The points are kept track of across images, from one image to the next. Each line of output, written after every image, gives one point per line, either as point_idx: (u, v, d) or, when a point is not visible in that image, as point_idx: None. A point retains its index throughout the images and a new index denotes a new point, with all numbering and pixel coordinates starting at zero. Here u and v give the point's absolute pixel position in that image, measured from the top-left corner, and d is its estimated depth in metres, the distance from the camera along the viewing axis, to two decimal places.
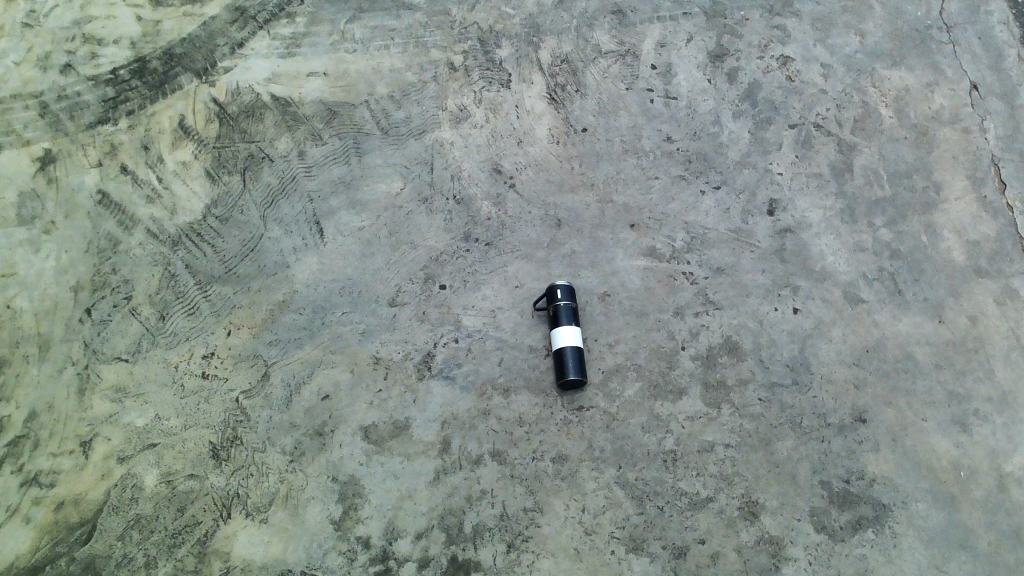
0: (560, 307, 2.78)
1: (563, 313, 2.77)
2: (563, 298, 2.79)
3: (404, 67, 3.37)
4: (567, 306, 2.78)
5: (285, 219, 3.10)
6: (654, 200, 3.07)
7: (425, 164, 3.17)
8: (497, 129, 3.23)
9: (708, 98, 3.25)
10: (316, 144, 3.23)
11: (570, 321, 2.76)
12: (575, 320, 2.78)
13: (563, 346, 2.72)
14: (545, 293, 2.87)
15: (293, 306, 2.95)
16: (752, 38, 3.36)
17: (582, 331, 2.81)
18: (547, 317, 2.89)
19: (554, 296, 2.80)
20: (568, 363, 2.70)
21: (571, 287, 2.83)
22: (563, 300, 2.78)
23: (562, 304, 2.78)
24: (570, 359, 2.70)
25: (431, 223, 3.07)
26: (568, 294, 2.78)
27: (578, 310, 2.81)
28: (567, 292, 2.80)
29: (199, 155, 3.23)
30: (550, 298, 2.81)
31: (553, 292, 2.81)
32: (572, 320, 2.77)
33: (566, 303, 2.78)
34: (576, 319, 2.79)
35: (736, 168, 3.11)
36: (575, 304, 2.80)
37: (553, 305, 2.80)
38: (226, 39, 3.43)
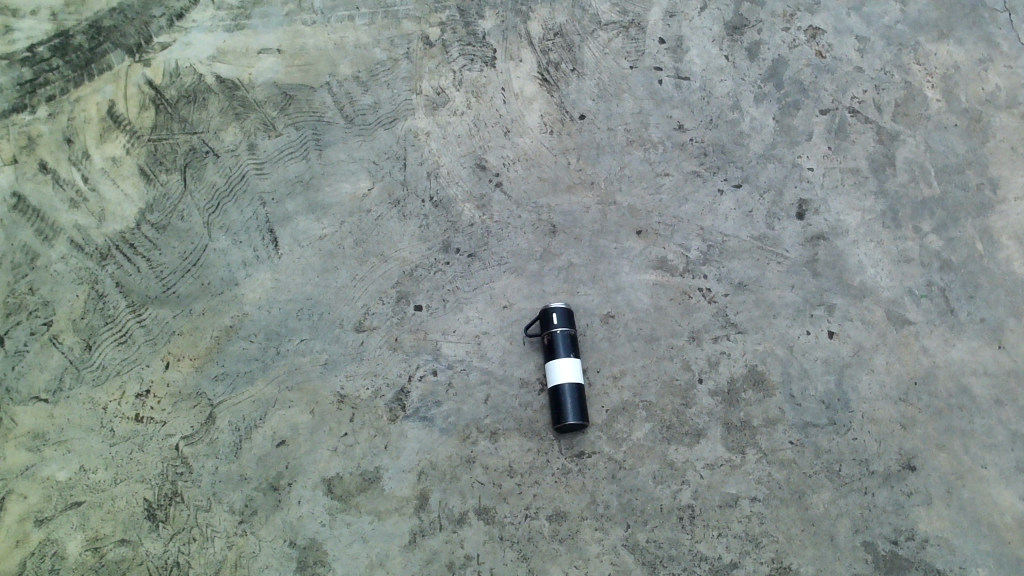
0: (557, 337, 2.36)
1: (560, 342, 2.36)
2: (559, 325, 2.37)
3: (370, 42, 2.88)
4: (565, 335, 2.37)
5: (232, 226, 2.64)
6: (664, 201, 2.63)
7: (397, 159, 2.72)
8: (480, 117, 2.76)
9: (726, 78, 2.78)
10: (269, 135, 2.75)
11: (568, 354, 2.35)
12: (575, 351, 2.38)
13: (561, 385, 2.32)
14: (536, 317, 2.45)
15: (242, 332, 2.52)
16: (777, 5, 2.87)
17: (582, 362, 2.40)
18: (538, 345, 2.47)
19: (548, 322, 2.38)
20: (566, 404, 2.30)
21: (569, 310, 2.41)
22: (560, 328, 2.37)
23: (558, 334, 2.37)
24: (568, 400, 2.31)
25: (403, 230, 2.62)
26: (565, 321, 2.37)
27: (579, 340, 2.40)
28: (564, 317, 2.39)
29: (132, 149, 2.75)
30: (543, 325, 2.40)
31: (547, 318, 2.39)
32: (570, 351, 2.36)
33: (563, 331, 2.37)
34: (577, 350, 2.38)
35: (760, 163, 2.66)
36: (573, 333, 2.39)
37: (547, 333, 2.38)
38: (163, 8, 2.92)
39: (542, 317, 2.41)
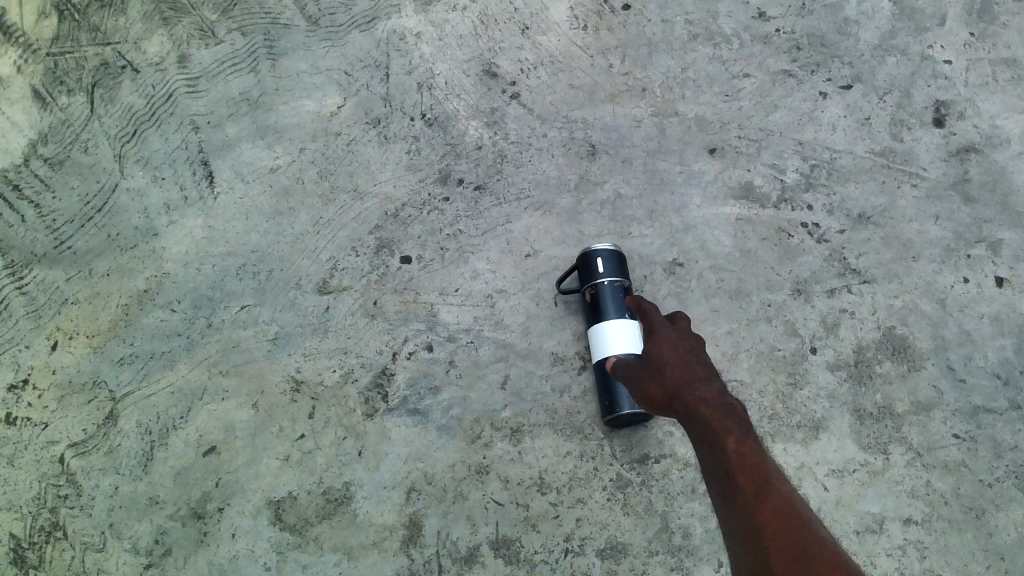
0: (603, 291, 1.62)
1: (608, 298, 1.61)
2: (606, 275, 1.63)
3: None
4: (615, 288, 1.63)
5: (153, 159, 1.93)
6: (745, 109, 1.90)
7: (377, 68, 2.00)
8: (488, 12, 2.04)
9: None
10: (206, 44, 2.04)
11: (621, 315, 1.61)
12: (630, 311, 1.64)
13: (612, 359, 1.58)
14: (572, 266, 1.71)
15: (160, 299, 1.79)
16: None
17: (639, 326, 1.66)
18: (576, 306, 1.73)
19: (589, 271, 1.65)
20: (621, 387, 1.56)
21: (619, 254, 1.67)
22: (607, 278, 1.63)
23: (605, 287, 1.63)
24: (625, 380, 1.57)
25: (386, 157, 1.90)
26: (615, 267, 1.63)
27: (635, 296, 1.66)
28: (612, 263, 1.65)
29: (24, 66, 2.03)
30: (583, 276, 1.66)
31: (589, 265, 1.65)
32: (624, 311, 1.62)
33: (612, 282, 1.63)
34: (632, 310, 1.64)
35: (876, 57, 1.93)
36: (627, 285, 1.65)
37: (590, 287, 1.64)
38: None
39: (580, 266, 1.68)
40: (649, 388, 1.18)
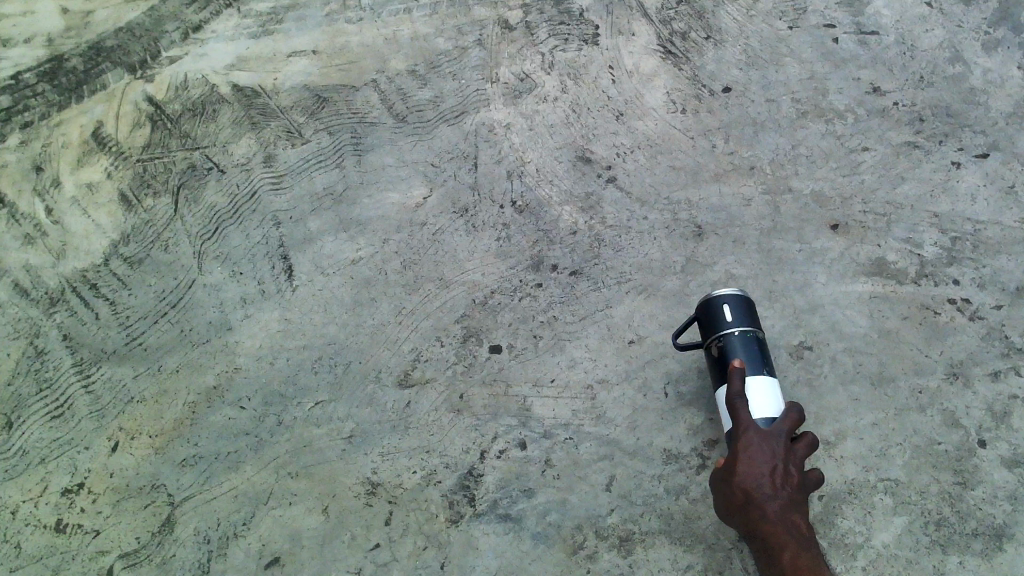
0: (732, 344, 1.41)
1: (735, 352, 1.40)
2: (734, 323, 1.43)
3: (431, 33, 2.18)
4: (746, 338, 1.42)
5: (232, 255, 1.85)
6: (868, 182, 1.72)
7: (465, 159, 1.91)
8: (580, 101, 1.97)
9: (935, 28, 1.93)
10: (292, 144, 2.02)
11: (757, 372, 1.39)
12: (766, 364, 1.41)
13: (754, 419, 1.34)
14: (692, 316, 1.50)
15: (229, 396, 1.65)
16: None
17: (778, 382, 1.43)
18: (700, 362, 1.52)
19: (714, 322, 1.44)
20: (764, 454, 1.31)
21: (748, 301, 1.46)
22: (736, 328, 1.42)
23: (735, 339, 1.41)
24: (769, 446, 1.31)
25: (473, 246, 1.77)
26: (745, 314, 1.42)
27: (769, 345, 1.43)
28: (740, 309, 1.44)
29: (114, 172, 2.05)
30: (707, 329, 1.45)
31: (714, 313, 1.45)
32: (759, 364, 1.40)
33: (743, 331, 1.42)
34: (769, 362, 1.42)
35: (1012, 125, 1.75)
36: (759, 333, 1.43)
37: (716, 341, 1.44)
38: (178, 22, 2.36)
39: (702, 317, 1.47)
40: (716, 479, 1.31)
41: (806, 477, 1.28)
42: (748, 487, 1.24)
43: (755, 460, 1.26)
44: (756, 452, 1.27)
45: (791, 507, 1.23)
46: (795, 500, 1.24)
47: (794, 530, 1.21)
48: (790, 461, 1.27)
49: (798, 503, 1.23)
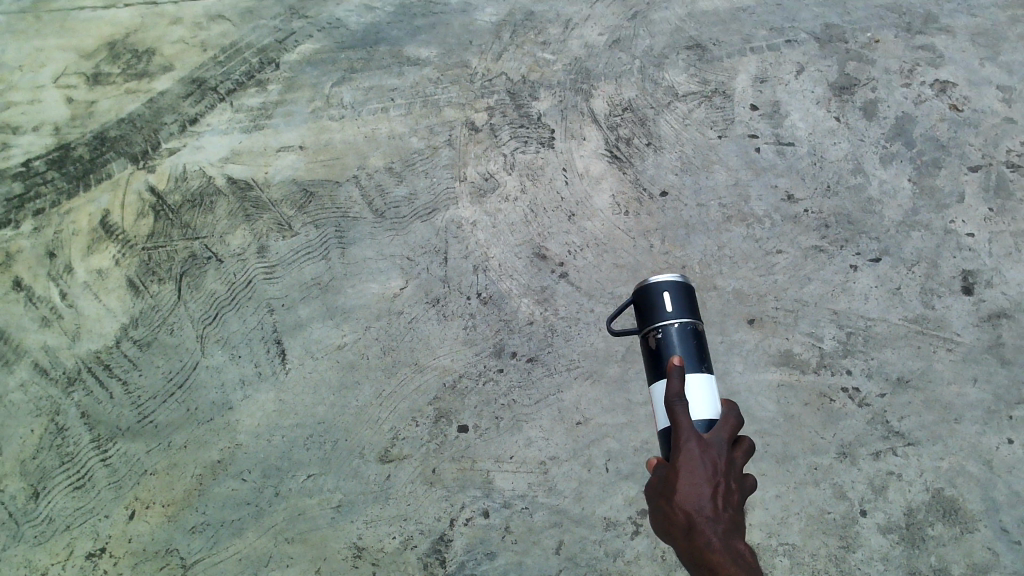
0: (673, 330, 1.54)
1: (672, 338, 1.53)
2: (674, 310, 1.56)
3: (406, 133, 2.46)
4: (683, 329, 1.54)
5: (231, 339, 2.11)
6: (781, 281, 2.02)
7: (436, 253, 2.19)
8: (537, 201, 2.25)
9: (841, 141, 2.25)
10: (283, 235, 2.28)
11: (693, 355, 1.50)
12: (702, 352, 1.54)
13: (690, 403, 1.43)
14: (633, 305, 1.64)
15: (231, 469, 1.93)
16: (889, 63, 2.39)
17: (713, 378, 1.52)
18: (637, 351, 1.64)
19: (654, 308, 1.58)
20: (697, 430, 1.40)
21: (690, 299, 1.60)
22: (675, 315, 1.55)
23: (675, 325, 1.54)
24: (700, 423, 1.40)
25: (443, 333, 2.05)
26: (683, 307, 1.55)
27: (705, 338, 1.56)
28: (680, 298, 1.58)
29: (122, 259, 2.30)
30: (647, 315, 1.59)
31: (657, 303, 1.58)
32: (695, 350, 1.52)
33: (681, 319, 1.55)
34: (704, 351, 1.54)
35: (902, 231, 2.06)
36: (697, 324, 1.56)
37: (656, 327, 1.56)
38: (176, 115, 2.62)
39: (643, 302, 1.60)
40: (658, 495, 1.29)
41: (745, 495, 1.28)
42: (688, 499, 1.23)
43: (697, 472, 1.26)
44: (695, 468, 1.26)
45: (731, 527, 1.21)
46: (737, 519, 1.24)
47: (735, 549, 1.19)
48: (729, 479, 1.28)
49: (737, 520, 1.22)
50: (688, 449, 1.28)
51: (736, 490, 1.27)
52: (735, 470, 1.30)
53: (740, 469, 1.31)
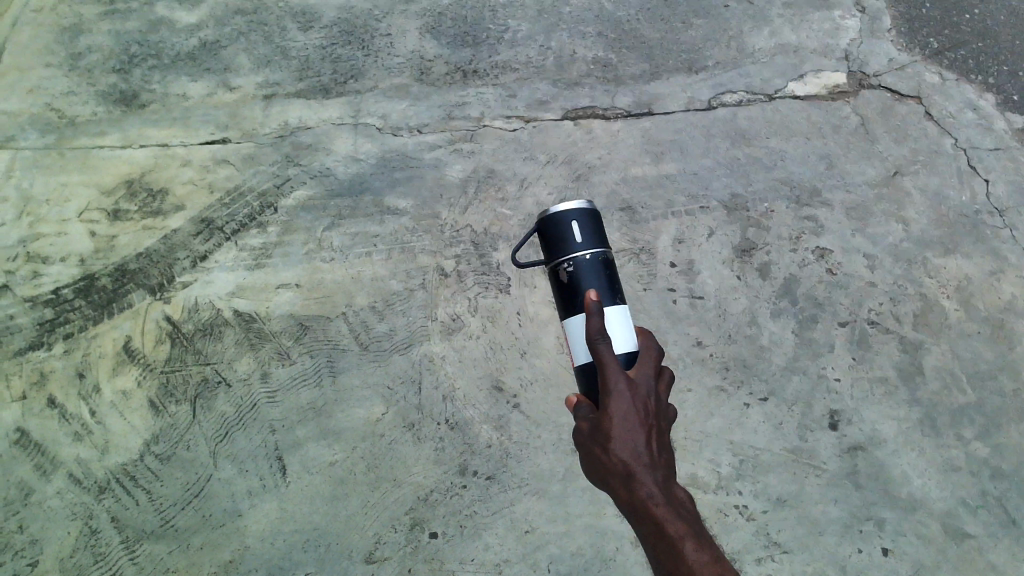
0: (584, 259, 2.02)
1: (584, 268, 2.02)
2: (584, 241, 2.04)
3: (387, 275, 2.95)
4: (590, 253, 2.03)
5: (239, 454, 2.56)
6: (690, 415, 2.55)
7: (412, 382, 2.66)
8: (496, 341, 2.75)
9: (741, 296, 2.78)
10: (282, 363, 2.73)
11: (600, 280, 2.01)
12: (608, 270, 2.05)
13: (613, 335, 1.95)
14: (546, 233, 2.09)
15: (241, 567, 2.42)
16: (781, 229, 2.95)
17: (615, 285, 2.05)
18: (549, 274, 2.11)
19: (568, 240, 2.04)
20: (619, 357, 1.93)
21: (593, 227, 2.07)
22: (586, 243, 2.04)
23: (587, 253, 2.03)
24: (623, 351, 1.94)
25: (419, 452, 2.54)
26: (588, 238, 2.03)
27: (609, 254, 2.08)
28: (585, 225, 2.06)
29: (143, 381, 2.72)
30: (562, 246, 2.05)
31: (569, 233, 2.05)
32: (604, 272, 2.03)
33: (591, 245, 2.04)
34: (610, 267, 2.06)
35: (784, 375, 2.61)
36: (601, 245, 2.06)
37: (570, 256, 2.03)
38: (188, 251, 3.07)
39: (556, 230, 2.07)
40: (598, 440, 1.75)
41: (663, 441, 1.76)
42: (626, 446, 1.69)
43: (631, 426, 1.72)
44: (627, 423, 1.72)
45: (657, 466, 1.69)
46: (662, 458, 1.72)
47: (667, 486, 1.66)
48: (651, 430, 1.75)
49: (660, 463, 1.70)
50: (618, 407, 1.73)
51: (656, 432, 1.75)
52: (650, 410, 1.78)
53: (654, 403, 1.81)
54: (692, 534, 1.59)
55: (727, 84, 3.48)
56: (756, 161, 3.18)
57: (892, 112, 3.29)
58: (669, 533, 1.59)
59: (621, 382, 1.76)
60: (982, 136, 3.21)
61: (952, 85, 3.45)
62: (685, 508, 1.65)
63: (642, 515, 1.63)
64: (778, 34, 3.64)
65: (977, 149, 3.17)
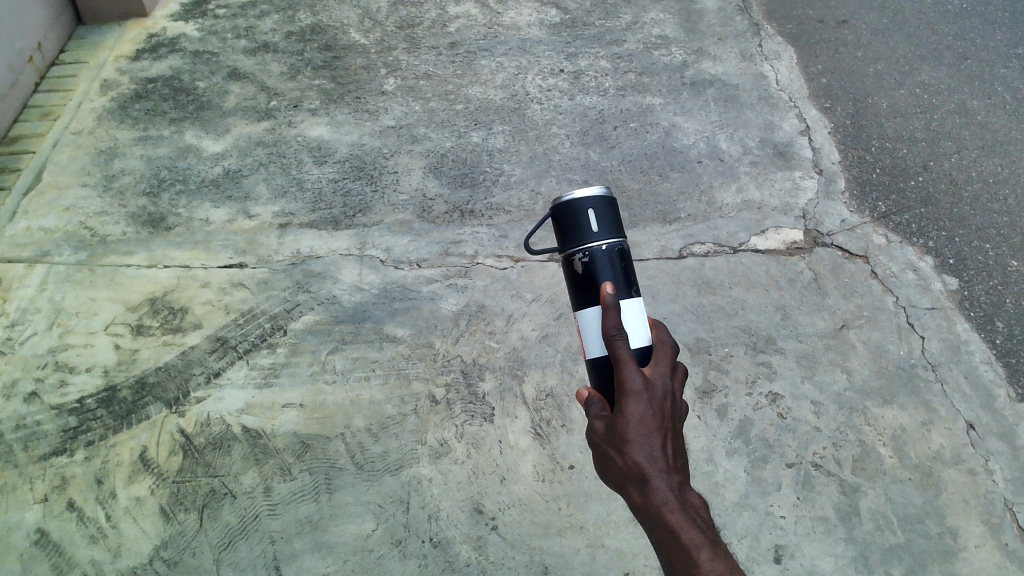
0: (600, 249, 2.20)
1: (600, 258, 2.20)
2: (600, 231, 2.23)
3: (383, 399, 3.26)
4: (604, 244, 2.21)
5: (240, 562, 2.80)
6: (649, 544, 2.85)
7: (401, 501, 2.95)
8: (478, 465, 3.06)
9: (699, 434, 3.11)
10: (285, 478, 3.01)
11: (614, 271, 2.19)
12: (621, 261, 2.23)
13: (630, 330, 2.11)
14: (562, 220, 2.27)
15: None
16: (739, 374, 3.30)
17: (629, 276, 2.23)
18: (563, 260, 2.29)
19: (584, 229, 2.23)
20: (635, 351, 2.08)
21: (609, 220, 2.26)
22: (602, 233, 2.22)
23: (603, 243, 2.21)
24: (638, 345, 2.09)
25: (403, 567, 2.79)
26: (605, 229, 2.22)
27: (622, 244, 2.26)
28: (601, 218, 2.25)
29: (156, 489, 2.99)
30: (578, 234, 2.23)
31: (586, 224, 2.23)
32: (618, 261, 2.21)
33: (606, 235, 2.23)
34: (624, 258, 2.24)
35: (735, 510, 2.91)
36: (616, 235, 2.24)
37: (587, 246, 2.21)
38: (203, 367, 3.38)
39: (575, 220, 2.25)
40: (612, 442, 1.79)
41: (677, 442, 1.80)
42: (642, 455, 1.73)
43: (648, 432, 1.76)
44: (643, 426, 1.76)
45: (672, 472, 1.73)
46: (677, 462, 1.77)
47: (680, 491, 1.72)
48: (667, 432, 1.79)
49: (675, 468, 1.74)
50: (634, 409, 1.77)
51: (671, 434, 1.79)
52: (666, 411, 1.82)
53: (670, 403, 1.84)
54: (705, 541, 1.65)
55: (696, 235, 3.89)
56: (719, 308, 3.55)
57: (842, 270, 3.72)
58: (681, 540, 1.65)
59: (639, 383, 1.79)
60: (920, 296, 3.61)
61: (897, 247, 3.83)
62: (698, 515, 1.70)
63: (655, 519, 1.69)
64: (744, 191, 4.12)
65: (915, 307, 3.56)
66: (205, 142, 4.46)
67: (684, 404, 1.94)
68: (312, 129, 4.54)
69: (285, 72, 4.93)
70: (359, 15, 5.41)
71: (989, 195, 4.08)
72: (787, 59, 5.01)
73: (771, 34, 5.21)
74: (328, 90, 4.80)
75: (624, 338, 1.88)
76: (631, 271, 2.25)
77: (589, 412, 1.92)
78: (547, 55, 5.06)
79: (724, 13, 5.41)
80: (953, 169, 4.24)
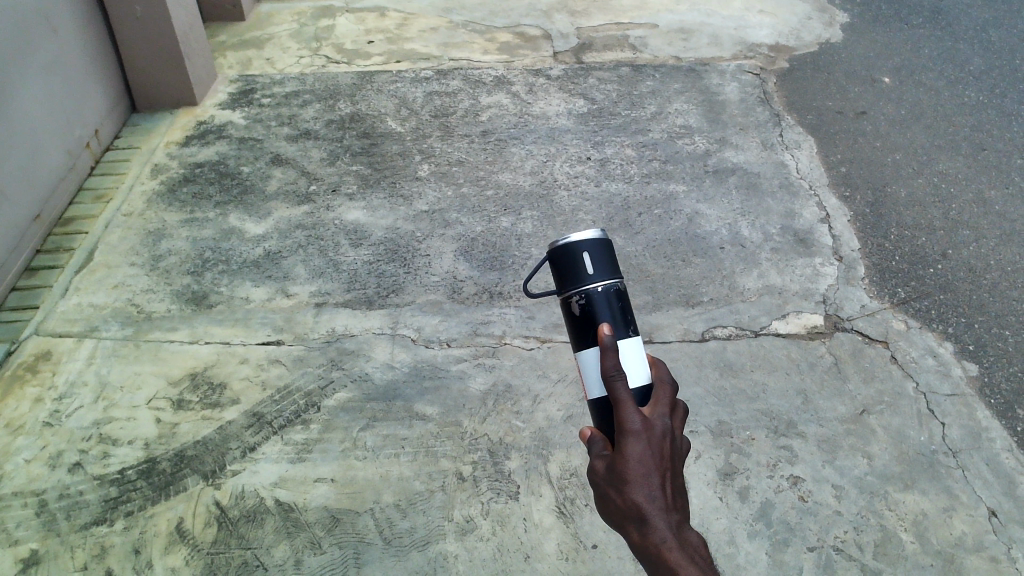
0: (596, 291, 2.32)
1: (597, 299, 2.31)
2: (595, 273, 2.34)
3: (412, 475, 3.35)
4: (600, 285, 2.32)
5: None
6: None
7: None
8: (503, 543, 3.12)
9: (721, 515, 3.16)
10: (315, 552, 3.10)
11: (610, 312, 2.30)
12: (618, 300, 2.34)
13: (629, 370, 2.22)
14: (559, 263, 2.38)
15: None
16: (760, 457, 3.36)
17: (627, 314, 2.34)
18: (561, 301, 2.40)
19: (580, 271, 2.34)
20: (636, 390, 2.19)
21: (603, 260, 2.37)
22: (597, 274, 2.34)
23: (598, 284, 2.33)
24: (638, 384, 2.20)
25: None
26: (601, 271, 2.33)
27: (618, 284, 2.37)
28: (596, 260, 2.35)
29: (191, 560, 3.08)
30: (575, 276, 2.35)
31: (581, 267, 2.34)
32: (614, 301, 2.33)
33: (601, 277, 2.34)
34: (620, 297, 2.35)
35: None
36: (610, 276, 2.35)
37: (583, 289, 2.33)
38: (239, 442, 3.51)
39: (570, 263, 2.36)
40: (612, 481, 1.87)
41: (677, 481, 1.89)
42: (642, 496, 1.82)
43: (649, 473, 1.84)
44: (642, 466, 1.84)
45: (671, 511, 1.82)
46: (675, 500, 1.85)
47: (679, 529, 1.81)
48: (667, 472, 1.87)
49: (674, 507, 1.83)
50: (634, 449, 1.85)
51: (669, 473, 1.87)
52: (665, 451, 1.90)
53: (669, 442, 1.92)
54: None
55: (718, 319, 3.99)
56: (741, 392, 3.63)
57: (862, 355, 3.79)
58: None
59: (638, 424, 1.87)
60: (941, 381, 3.67)
61: (917, 333, 3.91)
62: (697, 552, 1.80)
63: (654, 556, 1.79)
64: (765, 276, 4.24)
65: (935, 393, 3.62)
66: (248, 224, 4.69)
67: (683, 442, 2.02)
68: (349, 212, 4.76)
69: (326, 158, 5.18)
70: (396, 104, 5.70)
71: (1008, 282, 4.16)
72: (807, 148, 5.19)
73: (792, 124, 5.41)
74: (365, 175, 5.04)
75: (623, 378, 1.95)
76: (628, 309, 2.37)
77: (590, 449, 2.00)
78: (575, 143, 5.28)
79: (746, 104, 5.62)
80: (972, 257, 4.33)
